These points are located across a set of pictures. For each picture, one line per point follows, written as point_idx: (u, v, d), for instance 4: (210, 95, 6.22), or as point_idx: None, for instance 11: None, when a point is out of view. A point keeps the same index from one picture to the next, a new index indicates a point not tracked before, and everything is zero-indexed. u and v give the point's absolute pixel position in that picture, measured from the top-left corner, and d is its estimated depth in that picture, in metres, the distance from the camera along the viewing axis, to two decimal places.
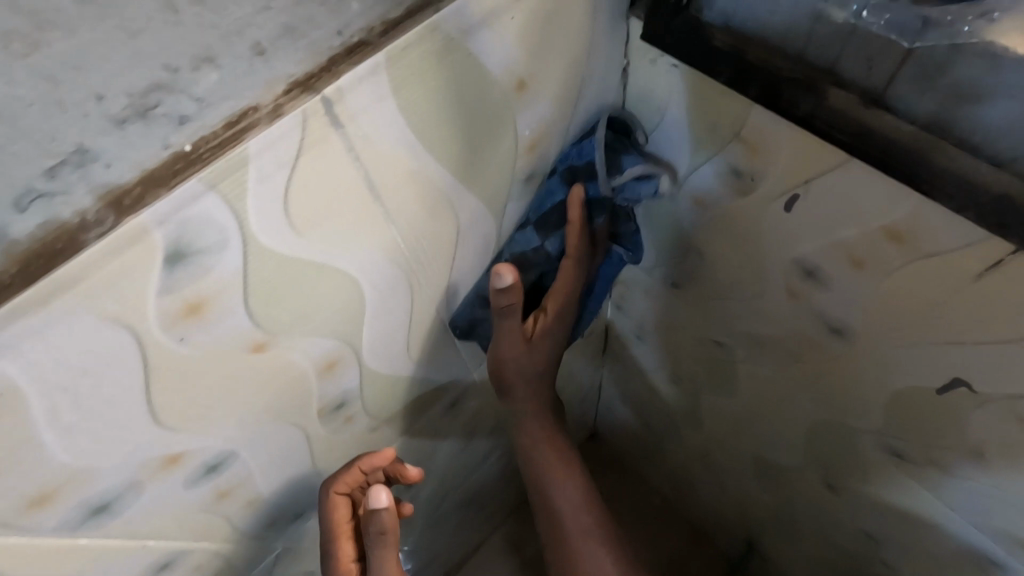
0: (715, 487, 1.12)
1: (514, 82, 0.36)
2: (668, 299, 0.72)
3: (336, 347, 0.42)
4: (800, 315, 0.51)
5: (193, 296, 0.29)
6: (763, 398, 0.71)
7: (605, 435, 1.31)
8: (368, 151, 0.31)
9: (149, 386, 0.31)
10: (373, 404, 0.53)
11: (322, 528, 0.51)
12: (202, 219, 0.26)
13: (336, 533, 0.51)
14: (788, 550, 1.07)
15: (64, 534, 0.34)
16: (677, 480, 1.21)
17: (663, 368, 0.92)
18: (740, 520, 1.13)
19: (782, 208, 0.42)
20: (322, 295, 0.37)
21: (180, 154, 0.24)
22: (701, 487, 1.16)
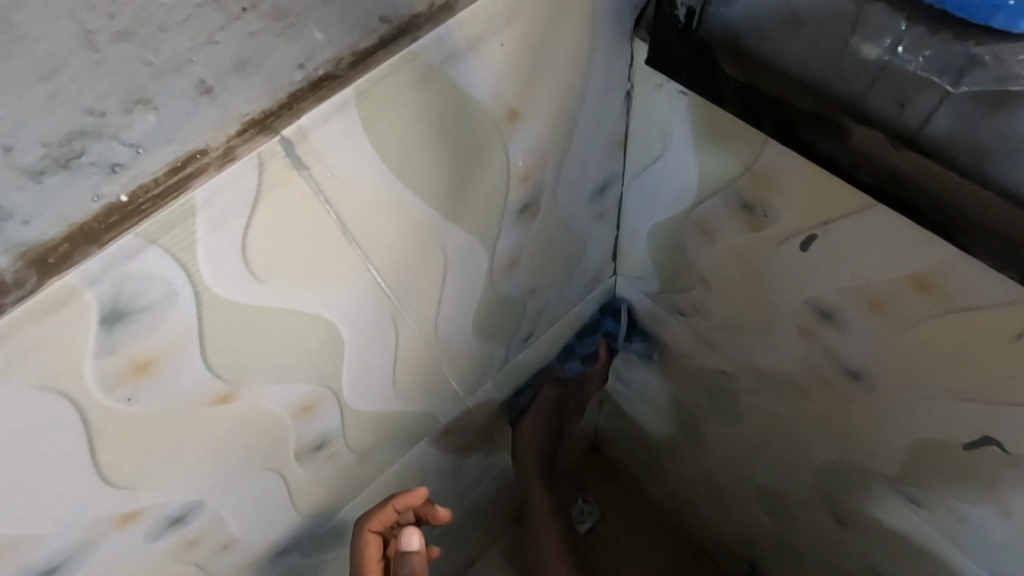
0: (717, 512, 1.08)
1: (504, 111, 0.33)
2: (672, 327, 0.68)
3: (312, 391, 0.39)
4: (813, 357, 0.47)
5: (140, 355, 0.26)
6: (771, 432, 0.68)
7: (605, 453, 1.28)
8: (339, 193, 0.28)
9: (93, 448, 0.28)
10: (357, 443, 0.50)
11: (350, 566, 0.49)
12: (144, 275, 0.23)
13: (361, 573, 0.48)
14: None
15: None
16: (677, 503, 1.18)
17: (666, 392, 0.88)
18: (742, 546, 1.10)
19: (798, 247, 0.39)
20: (294, 342, 0.34)
21: (115, 206, 0.21)
22: (703, 512, 1.12)
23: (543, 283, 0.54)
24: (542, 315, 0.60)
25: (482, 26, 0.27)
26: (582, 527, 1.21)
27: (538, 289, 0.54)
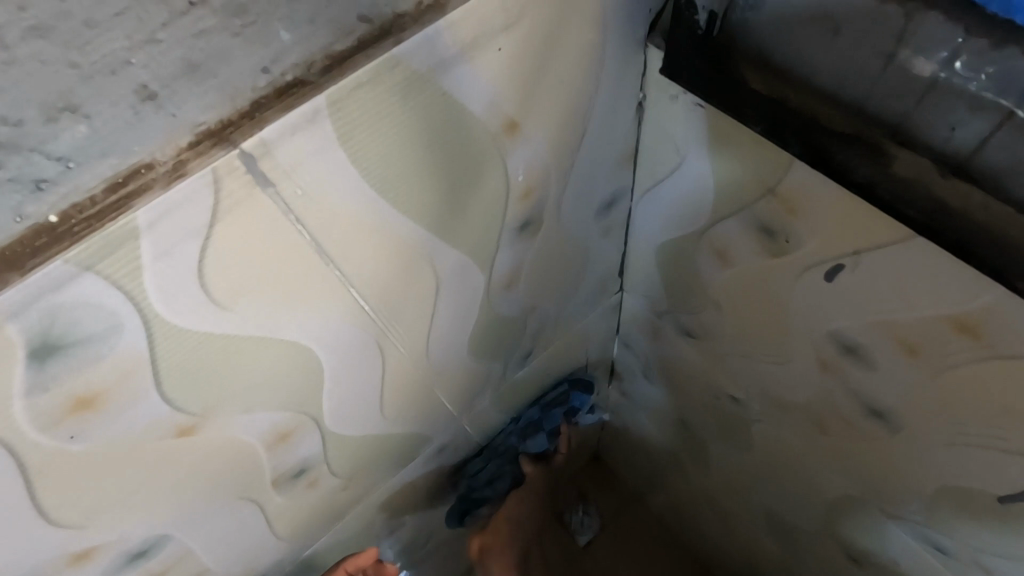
0: (723, 535, 1.05)
1: (502, 123, 0.29)
2: (681, 348, 0.65)
3: (290, 419, 0.36)
4: (834, 392, 0.44)
5: (81, 390, 0.23)
6: (783, 461, 0.65)
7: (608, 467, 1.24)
8: (313, 212, 0.25)
9: (32, 488, 0.25)
10: (342, 467, 0.47)
11: None
12: (81, 304, 0.20)
13: None
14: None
15: None
16: (681, 523, 1.14)
17: (672, 411, 0.85)
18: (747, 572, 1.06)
19: (821, 277, 0.36)
20: (266, 369, 0.31)
21: (43, 227, 0.18)
22: (708, 534, 1.09)
23: (544, 302, 0.50)
24: (543, 334, 0.57)
25: (477, 28, 0.24)
26: (581, 539, 1.18)
27: (539, 308, 0.51)
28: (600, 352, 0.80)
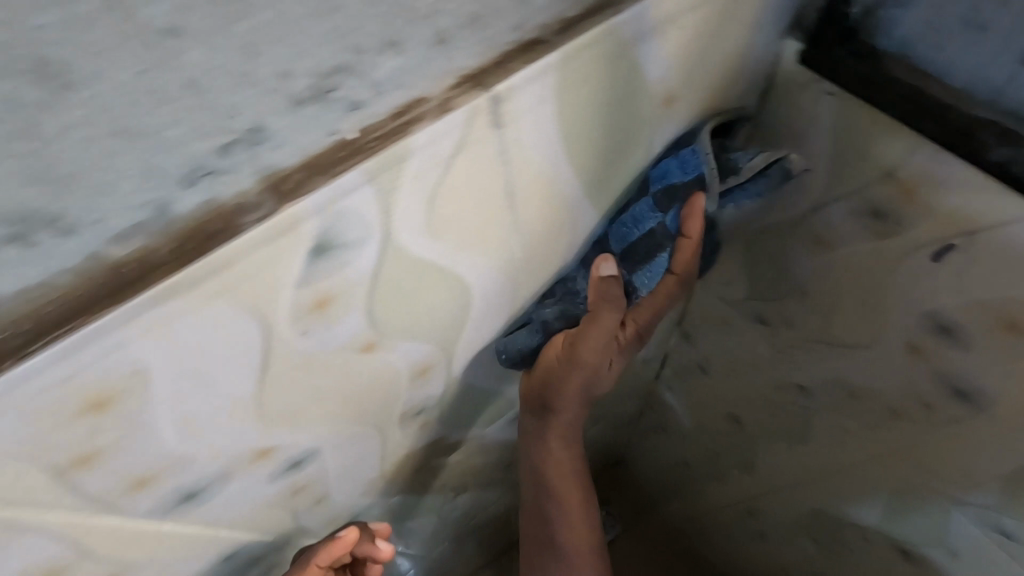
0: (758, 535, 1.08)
1: (664, 95, 0.33)
2: (749, 338, 0.68)
3: (433, 354, 0.40)
4: (918, 375, 0.47)
5: (324, 291, 0.27)
6: (842, 454, 0.68)
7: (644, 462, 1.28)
8: (516, 157, 0.29)
9: (261, 379, 0.30)
10: (449, 414, 0.51)
11: None
12: (354, 213, 0.25)
13: None
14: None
15: (153, 518, 0.33)
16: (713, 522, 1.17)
17: (724, 405, 0.88)
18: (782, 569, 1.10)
19: (926, 258, 0.39)
20: (435, 301, 0.35)
21: (346, 142, 0.23)
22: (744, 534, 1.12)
23: None
24: None
25: (671, 8, 0.28)
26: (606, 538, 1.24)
27: None
28: (660, 341, 0.84)
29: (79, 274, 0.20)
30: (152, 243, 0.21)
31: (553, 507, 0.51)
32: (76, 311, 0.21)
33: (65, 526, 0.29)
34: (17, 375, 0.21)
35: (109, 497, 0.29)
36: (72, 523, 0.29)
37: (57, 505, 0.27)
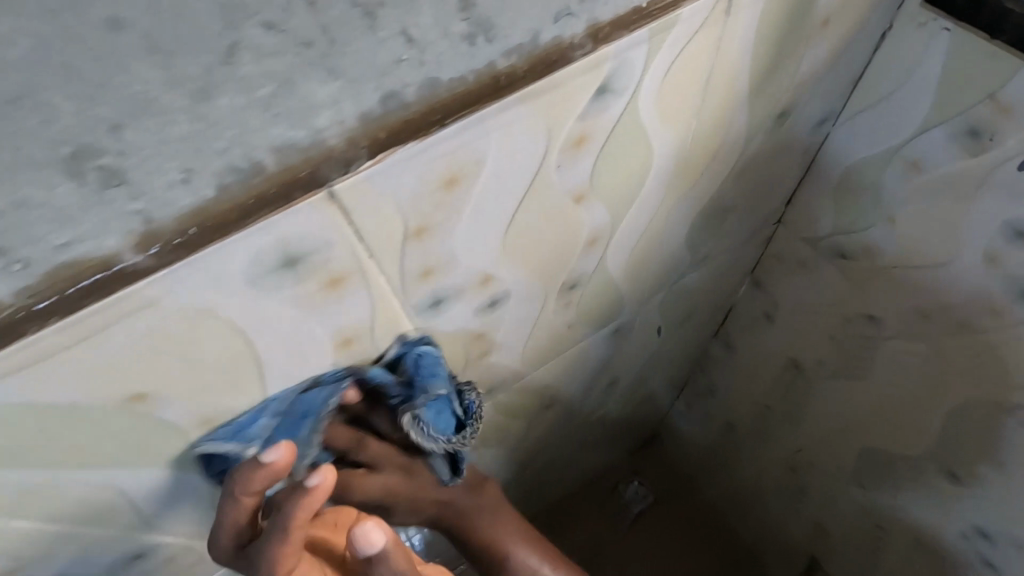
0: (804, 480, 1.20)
1: (822, 18, 0.44)
2: (826, 277, 0.78)
3: (604, 226, 0.50)
4: (994, 282, 0.58)
5: (585, 130, 0.38)
6: (902, 381, 0.78)
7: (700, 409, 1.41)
8: (723, 47, 0.40)
9: (522, 201, 0.40)
10: (587, 298, 0.62)
11: None
12: (630, 66, 0.35)
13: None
14: (877, 552, 1.11)
15: (411, 315, 0.43)
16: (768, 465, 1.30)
17: (785, 351, 0.98)
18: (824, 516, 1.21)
19: (1014, 168, 0.50)
20: (631, 170, 0.45)
21: (639, 8, 0.33)
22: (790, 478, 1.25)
23: (744, 199, 0.65)
24: (726, 234, 0.72)
25: None
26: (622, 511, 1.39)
27: (739, 205, 0.66)
28: (733, 287, 0.94)
29: (478, 76, 0.30)
30: (520, 62, 0.31)
31: (460, 521, 0.57)
32: (472, 99, 0.31)
33: (378, 294, 0.39)
34: (436, 136, 0.31)
35: (410, 277, 0.39)
36: (383, 292, 0.39)
37: (386, 269, 0.37)
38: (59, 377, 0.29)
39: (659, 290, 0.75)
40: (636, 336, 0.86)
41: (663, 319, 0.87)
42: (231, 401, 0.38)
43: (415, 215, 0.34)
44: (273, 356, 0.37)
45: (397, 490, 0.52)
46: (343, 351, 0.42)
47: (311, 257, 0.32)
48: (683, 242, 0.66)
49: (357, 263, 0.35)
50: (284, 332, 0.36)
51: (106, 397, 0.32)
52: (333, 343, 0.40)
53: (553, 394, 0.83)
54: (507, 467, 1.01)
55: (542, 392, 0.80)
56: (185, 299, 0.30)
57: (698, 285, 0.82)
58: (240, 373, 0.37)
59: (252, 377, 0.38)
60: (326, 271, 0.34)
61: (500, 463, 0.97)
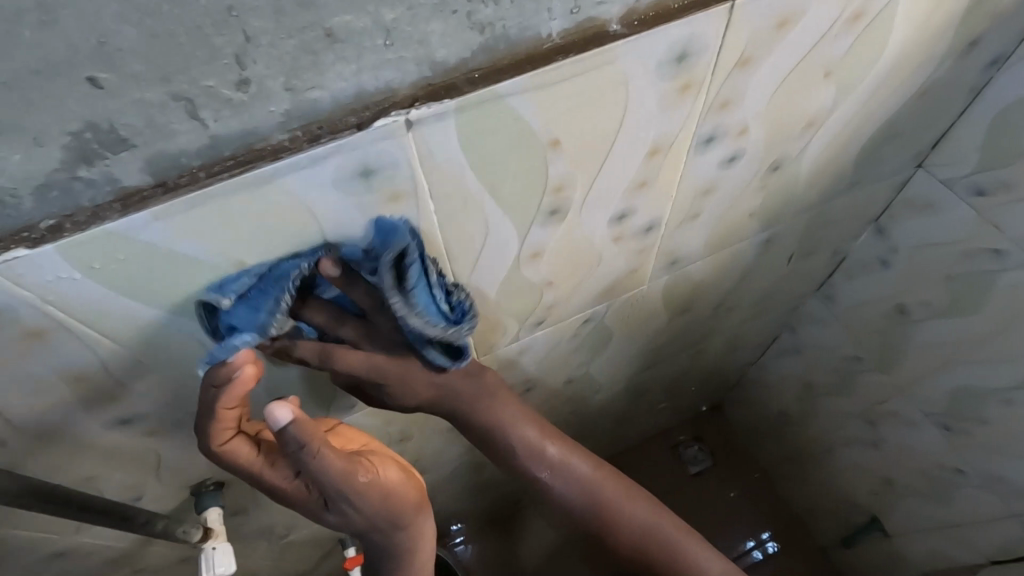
0: (877, 433, 1.33)
1: None
2: (956, 215, 0.90)
3: (824, 111, 0.64)
4: None
5: (865, 5, 0.52)
6: (1012, 313, 0.90)
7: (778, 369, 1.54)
8: None
9: (801, 59, 0.54)
10: (775, 188, 0.76)
11: (246, 470, 0.59)
12: None
13: (256, 465, 0.58)
14: (950, 497, 1.22)
15: (694, 143, 0.58)
16: (841, 420, 1.43)
17: (893, 297, 1.10)
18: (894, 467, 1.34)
19: None
20: (866, 58, 0.59)
21: None
22: (862, 431, 1.37)
23: (910, 126, 0.78)
24: (882, 163, 0.85)
25: None
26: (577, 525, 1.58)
27: (903, 133, 0.79)
28: (857, 230, 1.07)
29: None
30: None
31: (550, 470, 0.68)
32: None
33: (695, 112, 0.54)
34: None
35: (716, 103, 0.54)
36: (698, 111, 0.54)
37: (713, 87, 0.52)
38: (548, 101, 0.44)
39: (812, 209, 0.89)
40: (775, 257, 1.00)
41: (798, 247, 1.01)
42: (582, 175, 0.54)
43: (751, 45, 0.49)
44: (623, 143, 0.52)
45: (380, 368, 0.57)
46: (649, 158, 0.56)
47: (692, 58, 0.47)
48: (853, 159, 0.79)
49: (705, 74, 0.50)
50: (641, 122, 0.51)
51: (546, 135, 0.47)
52: (650, 149, 0.55)
53: (697, 296, 0.98)
54: (629, 369, 1.16)
55: (694, 288, 0.95)
56: (628, 63, 0.45)
57: (837, 215, 0.96)
58: (601, 151, 0.52)
59: (602, 158, 0.53)
60: (690, 74, 0.49)
61: (630, 360, 1.12)
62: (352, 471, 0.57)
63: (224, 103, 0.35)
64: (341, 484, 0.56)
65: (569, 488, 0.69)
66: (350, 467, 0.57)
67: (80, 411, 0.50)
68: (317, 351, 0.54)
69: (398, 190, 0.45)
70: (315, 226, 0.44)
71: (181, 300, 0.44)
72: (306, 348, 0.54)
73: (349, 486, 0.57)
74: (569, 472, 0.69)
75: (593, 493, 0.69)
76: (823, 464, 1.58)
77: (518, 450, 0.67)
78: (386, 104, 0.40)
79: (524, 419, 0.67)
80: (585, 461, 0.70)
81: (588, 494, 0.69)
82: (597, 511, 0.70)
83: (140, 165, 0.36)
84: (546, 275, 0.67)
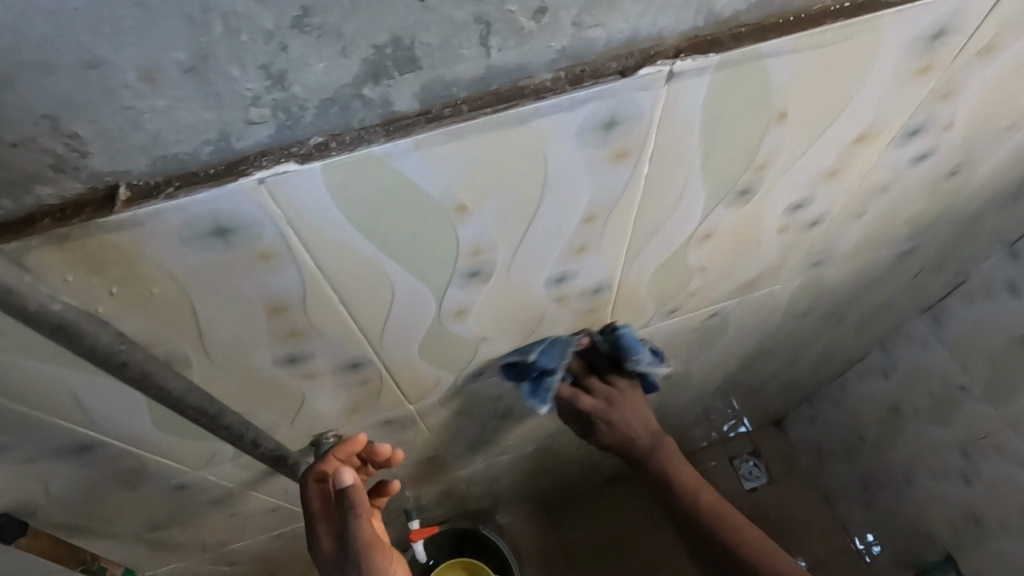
0: (972, 465, 1.27)
1: None
2: None
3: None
4: None
5: None
6: None
7: (858, 390, 1.49)
8: None
9: None
10: (941, 196, 0.72)
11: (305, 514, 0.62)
12: None
13: (312, 515, 0.61)
14: None
15: (899, 133, 0.55)
16: (926, 448, 1.37)
17: (1016, 326, 1.05)
18: (985, 504, 1.29)
19: None
20: None
21: None
22: (951, 461, 1.32)
23: None
24: None
25: None
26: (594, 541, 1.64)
27: None
28: (988, 251, 1.02)
29: None
30: None
31: (710, 515, 0.84)
32: None
33: (917, 100, 0.51)
34: None
35: (941, 92, 0.51)
36: (920, 98, 0.51)
37: (946, 75, 0.49)
38: (800, 67, 0.42)
39: (959, 224, 0.85)
40: (902, 271, 0.96)
41: (927, 262, 0.96)
42: (789, 154, 0.52)
43: (1000, 31, 0.47)
44: (842, 124, 0.50)
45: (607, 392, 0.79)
46: (853, 144, 0.54)
47: (947, 36, 0.44)
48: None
49: (948, 58, 0.47)
50: (866, 104, 0.48)
51: (779, 105, 0.45)
52: (860, 133, 0.52)
53: (816, 302, 0.94)
54: (721, 369, 1.14)
55: (816, 296, 0.91)
56: (889, 35, 0.42)
57: (978, 234, 0.92)
58: (817, 131, 0.50)
59: (818, 136, 0.50)
60: (935, 56, 0.46)
61: (726, 360, 1.09)
62: (375, 548, 0.57)
63: (514, 32, 0.34)
64: (363, 553, 0.56)
65: (682, 496, 0.86)
66: (377, 538, 0.57)
67: (264, 343, 0.50)
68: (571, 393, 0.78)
69: (628, 146, 0.43)
70: (541, 176, 0.43)
71: (395, 239, 0.44)
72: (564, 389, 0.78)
73: (366, 557, 0.56)
74: (695, 480, 0.86)
75: (701, 505, 0.85)
76: (897, 492, 1.53)
77: (646, 455, 0.86)
78: (651, 52, 0.38)
79: (657, 430, 0.84)
80: (705, 485, 0.86)
81: (695, 502, 0.85)
82: (701, 515, 0.84)
83: (416, 90, 0.35)
84: (703, 259, 0.65)
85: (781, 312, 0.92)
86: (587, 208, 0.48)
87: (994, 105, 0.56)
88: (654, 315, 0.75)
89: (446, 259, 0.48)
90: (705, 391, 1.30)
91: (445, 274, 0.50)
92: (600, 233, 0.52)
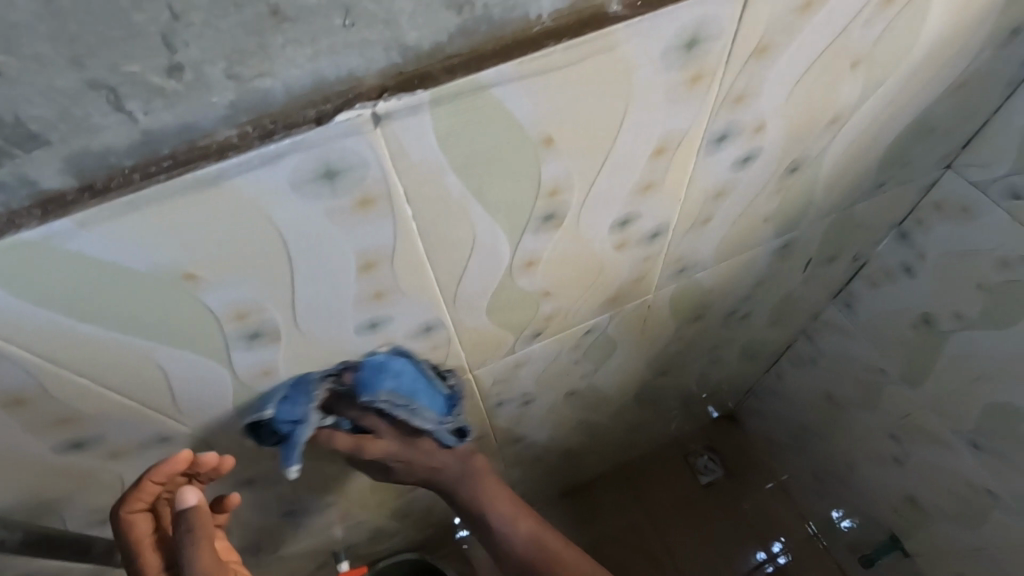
0: (901, 446, 1.26)
1: None
2: (990, 223, 0.83)
3: (849, 107, 0.58)
4: None
5: None
6: None
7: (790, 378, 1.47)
8: None
9: (821, 53, 0.49)
10: (792, 193, 0.70)
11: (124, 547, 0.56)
12: None
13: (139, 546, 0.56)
14: (981, 514, 1.15)
15: (705, 142, 0.52)
16: (859, 432, 1.36)
17: (916, 308, 1.03)
18: (917, 483, 1.28)
19: None
20: (898, 50, 0.53)
21: None
22: (883, 443, 1.31)
23: (948, 125, 0.71)
24: (906, 168, 0.79)
25: None
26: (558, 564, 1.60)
27: (937, 132, 0.72)
28: (880, 235, 1.00)
29: None
30: None
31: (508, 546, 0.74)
32: None
33: (705, 108, 0.48)
34: None
35: (731, 98, 0.48)
36: (710, 106, 0.48)
37: (726, 80, 0.46)
38: (541, 91, 0.39)
39: (832, 214, 0.83)
40: (791, 264, 0.94)
41: (816, 252, 0.94)
42: (581, 176, 0.48)
43: (769, 30, 0.44)
44: (628, 141, 0.47)
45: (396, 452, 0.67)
46: (654, 157, 0.51)
47: (702, 44, 0.41)
48: (880, 159, 0.73)
49: (717, 65, 0.44)
50: (644, 119, 0.46)
51: (537, 130, 0.42)
52: (656, 146, 0.50)
53: (707, 304, 0.92)
54: (634, 378, 1.11)
55: (704, 299, 0.89)
56: (631, 49, 0.39)
57: (858, 220, 0.90)
58: (600, 150, 0.47)
59: (604, 156, 0.47)
60: (701, 64, 0.43)
61: (636, 368, 1.06)
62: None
63: (154, 93, 0.30)
64: None
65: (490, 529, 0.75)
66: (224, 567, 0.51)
67: (26, 432, 0.46)
68: (350, 443, 0.64)
69: (369, 192, 0.40)
70: (275, 234, 0.39)
71: (126, 316, 0.40)
72: (341, 440, 0.64)
73: None
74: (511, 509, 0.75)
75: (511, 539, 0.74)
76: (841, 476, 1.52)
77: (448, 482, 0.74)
78: (350, 95, 0.34)
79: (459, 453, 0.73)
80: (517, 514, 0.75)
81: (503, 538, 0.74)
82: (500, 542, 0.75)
83: (59, 164, 0.31)
84: (543, 284, 0.62)
85: (669, 319, 0.90)
86: (359, 256, 0.45)
87: (803, 104, 0.54)
88: (517, 342, 0.72)
89: (208, 328, 0.44)
90: (631, 399, 1.27)
91: (217, 341, 0.46)
92: (389, 279, 0.49)
